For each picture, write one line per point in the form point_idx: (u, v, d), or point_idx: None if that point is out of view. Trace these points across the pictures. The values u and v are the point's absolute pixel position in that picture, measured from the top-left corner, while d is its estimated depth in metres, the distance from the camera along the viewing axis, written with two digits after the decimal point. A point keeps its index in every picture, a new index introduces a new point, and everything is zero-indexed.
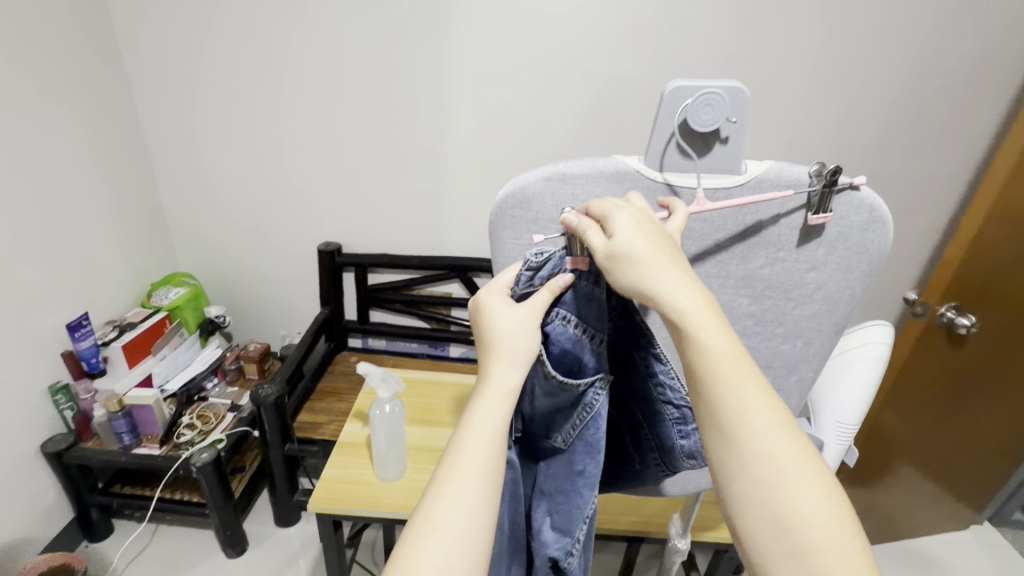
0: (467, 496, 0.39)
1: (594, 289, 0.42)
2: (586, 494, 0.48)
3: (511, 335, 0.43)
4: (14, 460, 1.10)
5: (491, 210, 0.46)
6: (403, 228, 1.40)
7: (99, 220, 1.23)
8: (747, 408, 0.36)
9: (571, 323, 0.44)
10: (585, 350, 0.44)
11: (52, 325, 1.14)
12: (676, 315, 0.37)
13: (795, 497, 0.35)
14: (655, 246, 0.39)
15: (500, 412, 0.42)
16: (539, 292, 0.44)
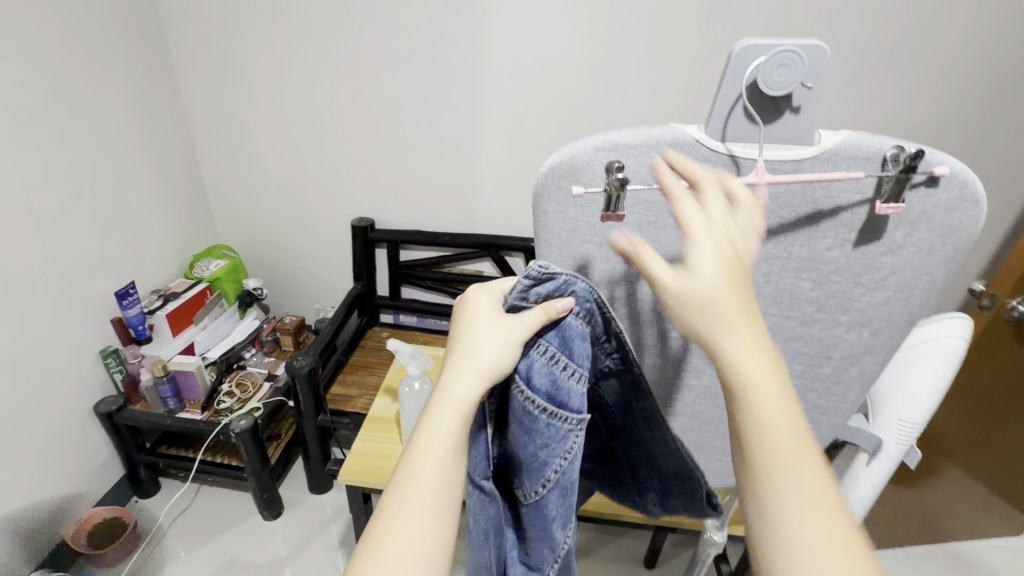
0: (412, 527, 0.38)
1: (585, 325, 0.41)
2: (558, 534, 0.45)
3: (487, 360, 0.41)
4: (69, 418, 1.17)
5: (536, 183, 0.44)
6: (436, 205, 1.39)
7: (144, 190, 1.27)
8: (802, 491, 0.32)
9: (558, 362, 0.42)
10: (570, 393, 0.41)
11: (101, 292, 1.19)
12: (738, 376, 0.33)
13: (830, 563, 0.30)
14: (731, 289, 0.34)
15: (451, 437, 0.40)
16: (532, 310, 0.41)
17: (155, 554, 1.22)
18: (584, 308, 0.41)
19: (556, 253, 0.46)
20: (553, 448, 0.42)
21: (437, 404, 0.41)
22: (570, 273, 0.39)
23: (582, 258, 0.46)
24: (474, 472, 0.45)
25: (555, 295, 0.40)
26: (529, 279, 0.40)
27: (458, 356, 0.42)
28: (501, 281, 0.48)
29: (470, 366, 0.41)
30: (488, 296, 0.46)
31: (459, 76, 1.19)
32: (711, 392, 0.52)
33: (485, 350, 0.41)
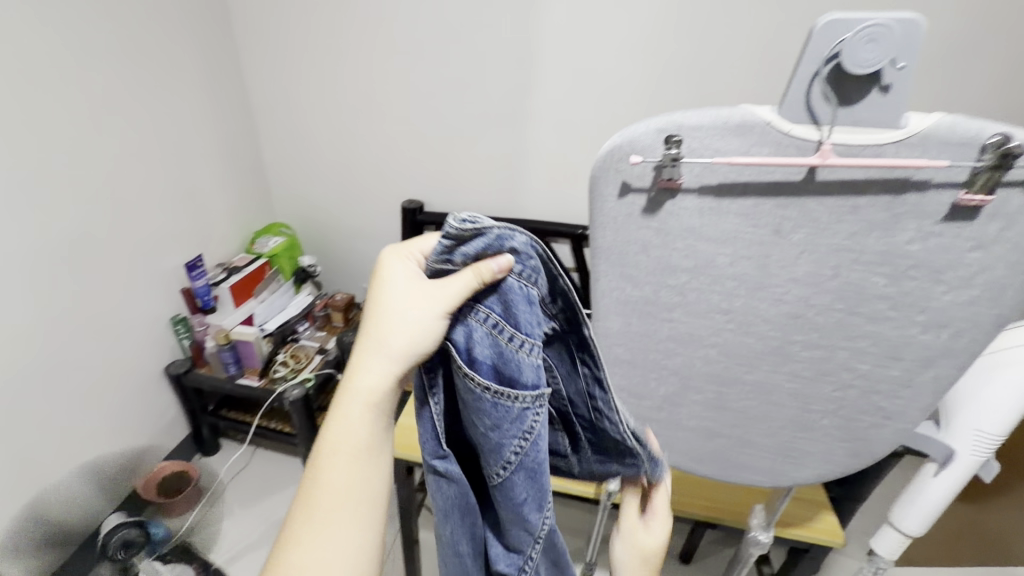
0: (327, 517, 0.43)
1: (528, 289, 0.40)
2: (534, 517, 0.42)
3: (402, 331, 0.42)
4: (141, 379, 1.27)
5: (593, 165, 0.43)
6: (483, 189, 1.39)
7: (211, 169, 1.34)
8: None
9: (503, 332, 0.40)
10: (521, 366, 0.40)
11: (172, 264, 1.28)
12: None
13: None
14: None
15: (359, 428, 0.44)
16: (461, 273, 0.40)
17: (214, 507, 1.32)
18: (527, 270, 0.39)
19: (610, 236, 0.45)
20: (508, 428, 0.40)
21: (350, 391, 0.45)
22: (500, 227, 0.38)
23: (636, 244, 0.45)
24: (424, 452, 0.43)
25: (481, 255, 0.40)
26: (447, 235, 0.40)
27: (370, 338, 0.45)
28: (420, 242, 0.48)
29: (381, 350, 0.44)
30: (405, 260, 0.46)
31: (512, 59, 1.18)
32: (766, 389, 0.49)
33: (396, 334, 0.42)
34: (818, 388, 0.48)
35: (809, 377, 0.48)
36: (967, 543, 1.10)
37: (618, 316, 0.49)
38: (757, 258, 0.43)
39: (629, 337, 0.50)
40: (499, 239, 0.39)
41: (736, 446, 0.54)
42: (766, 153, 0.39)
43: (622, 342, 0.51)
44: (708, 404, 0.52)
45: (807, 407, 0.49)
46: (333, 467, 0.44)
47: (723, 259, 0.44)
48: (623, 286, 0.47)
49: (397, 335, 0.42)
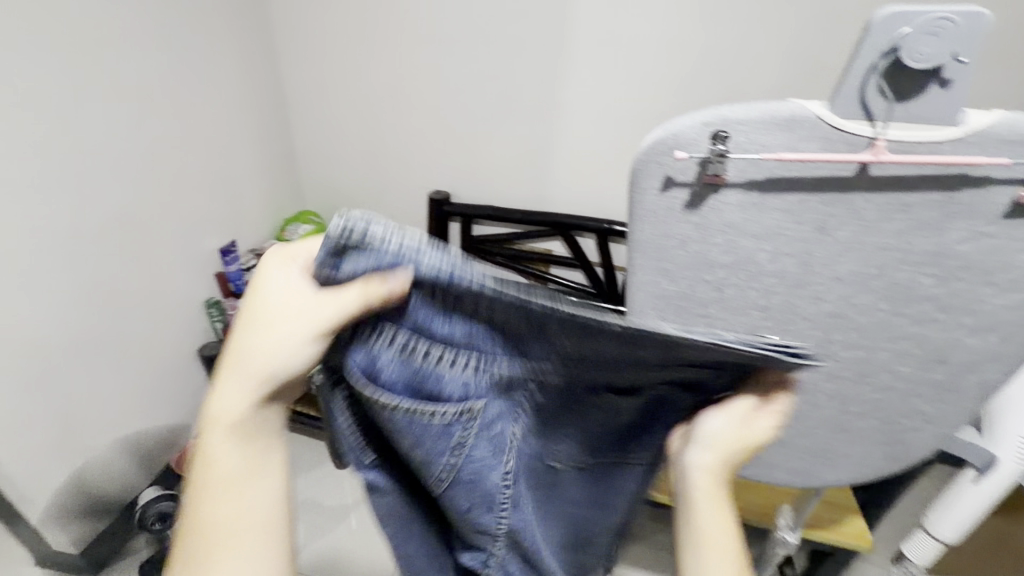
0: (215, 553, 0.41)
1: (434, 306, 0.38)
2: (486, 512, 0.47)
3: (288, 352, 0.40)
4: (178, 359, 1.32)
5: (634, 158, 0.43)
6: (510, 181, 1.39)
7: (246, 157, 1.38)
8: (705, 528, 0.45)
9: (414, 352, 0.40)
10: (437, 382, 0.41)
11: (208, 249, 1.32)
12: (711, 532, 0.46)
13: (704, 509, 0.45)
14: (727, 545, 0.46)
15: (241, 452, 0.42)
16: (349, 289, 0.37)
17: None
18: (433, 277, 0.36)
19: (648, 230, 0.45)
20: (435, 443, 0.42)
21: (213, 421, 0.42)
22: (393, 243, 0.35)
23: (675, 239, 0.45)
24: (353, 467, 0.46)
25: (366, 266, 0.36)
26: (329, 244, 0.35)
27: (232, 364, 0.41)
28: (299, 241, 0.41)
29: (246, 375, 0.41)
30: (283, 265, 0.40)
31: (544, 52, 1.18)
32: (801, 388, 0.49)
33: (270, 357, 0.40)
34: (857, 389, 0.47)
35: (848, 377, 0.47)
36: (997, 555, 1.07)
37: (653, 311, 0.49)
38: (800, 255, 0.43)
39: None
40: (395, 249, 0.35)
41: (768, 444, 0.53)
42: (815, 148, 0.38)
43: None
44: None
45: (844, 408, 0.49)
46: (217, 500, 0.42)
47: (763, 255, 0.43)
48: (658, 280, 0.47)
49: (274, 358, 0.40)
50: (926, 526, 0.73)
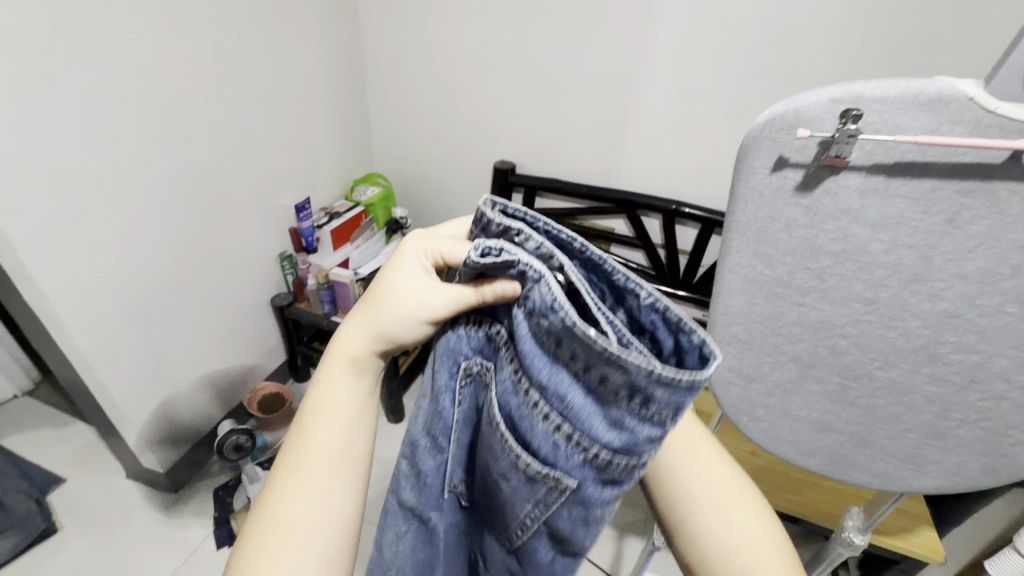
0: (321, 486, 0.42)
1: (547, 341, 0.36)
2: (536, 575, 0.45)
3: (392, 324, 0.45)
4: (254, 305, 1.42)
5: (747, 133, 0.42)
6: (579, 154, 1.37)
7: (324, 118, 1.42)
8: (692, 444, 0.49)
9: (526, 395, 0.37)
10: (536, 434, 0.37)
11: (284, 205, 1.39)
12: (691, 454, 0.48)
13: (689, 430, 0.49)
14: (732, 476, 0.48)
15: (351, 393, 0.46)
16: (475, 289, 0.40)
17: None
18: (541, 310, 0.35)
19: (751, 210, 0.44)
20: (530, 499, 0.39)
21: (332, 356, 0.47)
22: (525, 263, 0.36)
23: (780, 221, 0.43)
24: (424, 501, 0.47)
25: (502, 270, 0.38)
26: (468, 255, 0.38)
27: (365, 311, 0.47)
28: (445, 241, 0.47)
29: (377, 329, 0.46)
30: (419, 255, 0.47)
31: (626, 22, 1.15)
32: (897, 388, 0.47)
33: (414, 312, 0.44)
34: (962, 395, 0.44)
35: (955, 383, 0.44)
36: None
37: (743, 295, 0.47)
38: (920, 248, 0.40)
39: (752, 318, 0.48)
40: (524, 267, 0.36)
41: (849, 443, 0.51)
42: (958, 133, 0.36)
43: (743, 322, 0.49)
44: (827, 395, 0.50)
45: (945, 413, 0.46)
46: (313, 413, 0.45)
47: (878, 245, 0.41)
48: (756, 264, 0.45)
49: (418, 316, 0.44)
50: (1015, 543, 0.71)
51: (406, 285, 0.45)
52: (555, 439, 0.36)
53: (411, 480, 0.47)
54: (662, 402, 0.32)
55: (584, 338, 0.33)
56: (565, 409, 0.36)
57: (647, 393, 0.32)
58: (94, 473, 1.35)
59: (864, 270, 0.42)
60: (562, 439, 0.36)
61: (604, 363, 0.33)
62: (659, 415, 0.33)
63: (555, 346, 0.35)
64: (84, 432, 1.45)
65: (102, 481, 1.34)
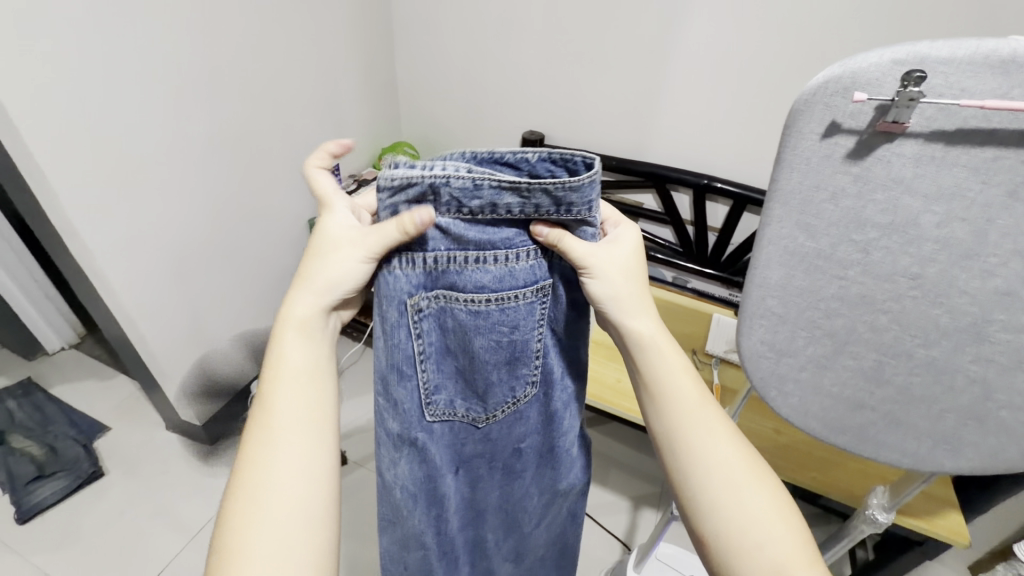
0: (291, 445, 0.48)
1: (490, 216, 0.48)
2: (543, 403, 0.59)
3: (322, 277, 0.53)
4: (285, 270, 1.47)
5: (797, 98, 0.40)
6: (608, 128, 1.38)
7: (355, 84, 1.43)
8: (682, 401, 0.51)
9: (485, 260, 0.49)
10: (517, 272, 0.50)
11: (314, 171, 1.42)
12: (678, 410, 0.51)
13: (680, 382, 0.52)
14: (723, 431, 0.50)
15: (299, 354, 0.53)
16: (394, 224, 0.47)
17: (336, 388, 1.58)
18: (471, 198, 0.46)
19: (797, 177, 0.42)
20: (527, 324, 0.53)
21: (283, 323, 0.54)
22: (423, 178, 0.46)
23: (827, 191, 0.42)
24: (411, 418, 0.54)
25: (409, 196, 0.47)
26: (382, 192, 0.47)
27: (307, 276, 0.54)
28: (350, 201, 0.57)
29: (319, 286, 0.53)
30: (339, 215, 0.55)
31: None
32: (936, 367, 0.46)
33: (351, 258, 0.51)
34: (1008, 376, 0.44)
35: (1001, 363, 0.43)
36: None
37: (781, 268, 0.46)
38: (976, 223, 0.39)
39: (787, 292, 0.48)
40: (431, 180, 0.46)
41: (880, 421, 0.51)
42: None
43: (778, 295, 0.48)
44: (861, 373, 0.49)
45: (986, 395, 0.45)
46: (269, 378, 0.51)
47: (930, 218, 0.40)
48: (798, 236, 0.44)
49: (353, 258, 0.51)
50: None
51: (332, 239, 0.53)
52: (529, 264, 0.51)
53: (390, 412, 0.54)
54: (582, 201, 0.47)
55: (509, 190, 0.46)
56: (519, 246, 0.50)
57: (568, 202, 0.47)
58: (136, 424, 1.43)
59: (911, 245, 0.41)
60: (530, 263, 0.51)
61: (525, 199, 0.46)
62: (581, 214, 0.48)
63: (489, 217, 0.48)
64: (125, 385, 1.53)
65: (143, 431, 1.42)
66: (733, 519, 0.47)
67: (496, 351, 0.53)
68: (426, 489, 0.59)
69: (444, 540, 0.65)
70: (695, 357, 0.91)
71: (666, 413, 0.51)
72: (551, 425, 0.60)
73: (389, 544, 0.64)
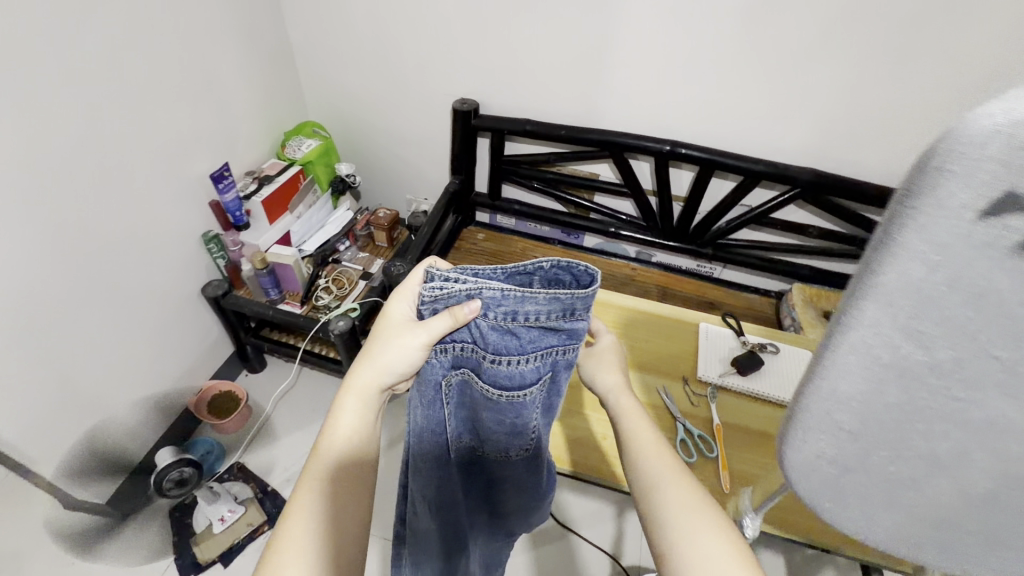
0: (331, 495, 0.46)
1: (512, 327, 0.48)
2: (539, 457, 0.60)
3: (388, 363, 0.50)
4: (183, 299, 1.20)
5: (930, 142, 0.22)
6: (553, 89, 1.17)
7: (234, 57, 1.14)
8: (641, 448, 0.50)
9: (504, 361, 0.50)
10: (524, 375, 0.51)
11: (198, 174, 1.13)
12: (639, 457, 0.49)
13: (643, 432, 0.51)
14: (690, 492, 0.46)
15: (357, 416, 0.51)
16: (443, 316, 0.48)
17: (271, 425, 1.36)
18: (496, 304, 0.47)
19: (921, 273, 0.25)
20: (530, 411, 0.54)
21: (344, 390, 0.51)
22: (460, 288, 0.47)
23: (972, 290, 0.25)
24: (435, 462, 0.58)
25: (452, 300, 0.48)
26: (426, 296, 0.48)
27: (370, 354, 0.51)
28: (410, 281, 0.55)
29: (383, 367, 0.50)
30: (404, 301, 0.54)
31: None
32: None
33: (412, 342, 0.49)
34: None
35: None
36: None
37: (864, 382, 0.31)
38: None
39: (869, 407, 0.33)
40: (466, 288, 0.47)
41: (973, 540, 0.38)
42: None
43: (850, 410, 0.34)
44: (964, 497, 0.35)
45: None
46: (326, 432, 0.50)
47: None
48: (906, 347, 0.28)
49: (411, 346, 0.49)
50: None
51: (389, 320, 0.53)
52: (535, 365, 0.50)
53: (424, 462, 0.58)
54: (585, 307, 0.47)
55: (530, 298, 0.46)
56: (531, 351, 0.50)
57: (584, 310, 0.47)
58: None
59: None
60: (536, 363, 0.50)
61: (543, 306, 0.46)
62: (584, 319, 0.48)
63: (511, 324, 0.48)
64: None
65: None
66: (661, 526, 0.44)
67: (505, 424, 0.55)
68: (444, 513, 0.63)
69: (461, 526, 0.68)
70: (687, 389, 0.75)
71: (630, 453, 0.50)
72: (538, 474, 0.63)
73: (415, 535, 0.66)
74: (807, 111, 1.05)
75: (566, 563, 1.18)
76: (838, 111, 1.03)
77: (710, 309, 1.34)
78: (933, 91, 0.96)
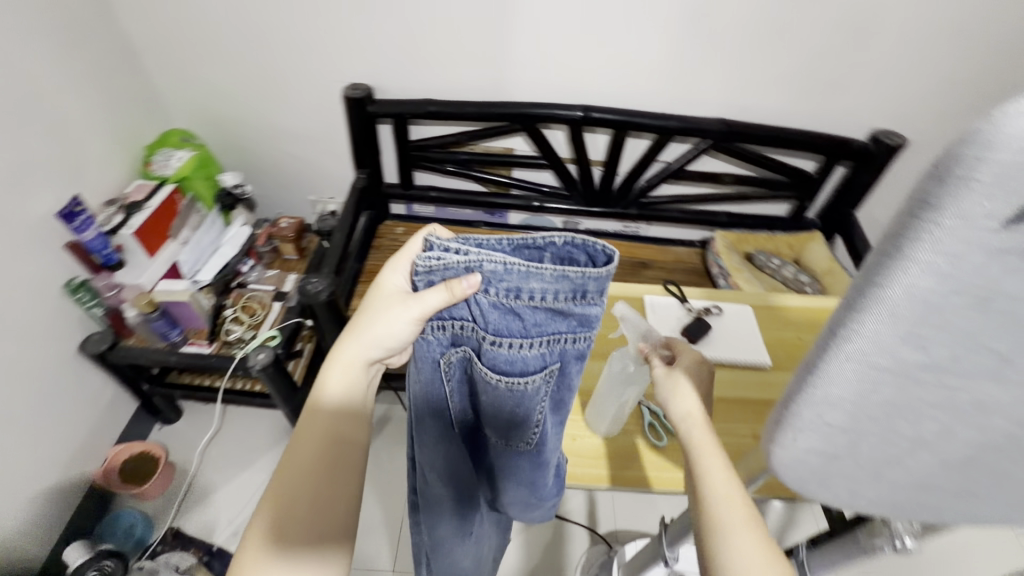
0: (308, 473, 0.45)
1: (515, 304, 0.43)
2: (546, 457, 0.55)
3: (377, 327, 0.49)
4: (56, 364, 1.00)
5: (944, 147, 0.20)
6: (452, 65, 1.08)
7: (54, 64, 0.92)
8: (711, 473, 0.45)
9: (505, 344, 0.44)
10: (526, 361, 0.45)
11: (41, 214, 0.93)
12: (708, 485, 0.45)
13: (717, 461, 0.46)
14: (748, 527, 0.42)
15: (344, 388, 0.50)
16: (439, 288, 0.43)
17: (201, 480, 1.21)
18: (499, 279, 0.42)
19: (928, 288, 0.22)
20: (528, 405, 0.48)
21: (330, 363, 0.50)
22: (459, 258, 0.42)
23: (980, 294, 0.22)
24: (436, 441, 0.54)
25: (448, 272, 0.43)
26: (422, 264, 0.43)
27: (358, 326, 0.50)
28: (410, 246, 0.52)
29: (373, 340, 0.50)
30: (401, 271, 0.52)
31: None
32: None
33: (402, 313, 0.46)
34: None
35: None
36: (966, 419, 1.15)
37: (853, 386, 0.29)
38: None
39: (862, 407, 0.31)
40: (465, 260, 0.42)
41: (950, 498, 0.39)
42: None
43: (843, 411, 0.31)
44: (947, 467, 0.35)
45: None
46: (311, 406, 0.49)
47: None
48: (901, 352, 0.26)
49: (401, 318, 0.47)
50: None
51: (377, 289, 0.51)
52: (541, 352, 0.45)
53: (426, 439, 0.54)
54: (597, 290, 0.42)
55: (537, 275, 0.41)
56: (536, 335, 0.44)
57: (599, 292, 0.42)
58: None
59: None
60: (541, 350, 0.45)
61: (550, 285, 0.41)
62: (594, 305, 0.43)
63: (514, 302, 0.43)
64: None
65: None
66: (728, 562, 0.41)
67: (504, 414, 0.49)
68: (443, 494, 0.60)
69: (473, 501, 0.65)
70: None
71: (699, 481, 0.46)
72: (542, 472, 0.56)
73: (427, 505, 0.62)
74: (712, 62, 1.05)
75: (552, 546, 1.18)
76: (739, 59, 1.04)
77: (642, 269, 1.35)
78: (821, 32, 0.99)
